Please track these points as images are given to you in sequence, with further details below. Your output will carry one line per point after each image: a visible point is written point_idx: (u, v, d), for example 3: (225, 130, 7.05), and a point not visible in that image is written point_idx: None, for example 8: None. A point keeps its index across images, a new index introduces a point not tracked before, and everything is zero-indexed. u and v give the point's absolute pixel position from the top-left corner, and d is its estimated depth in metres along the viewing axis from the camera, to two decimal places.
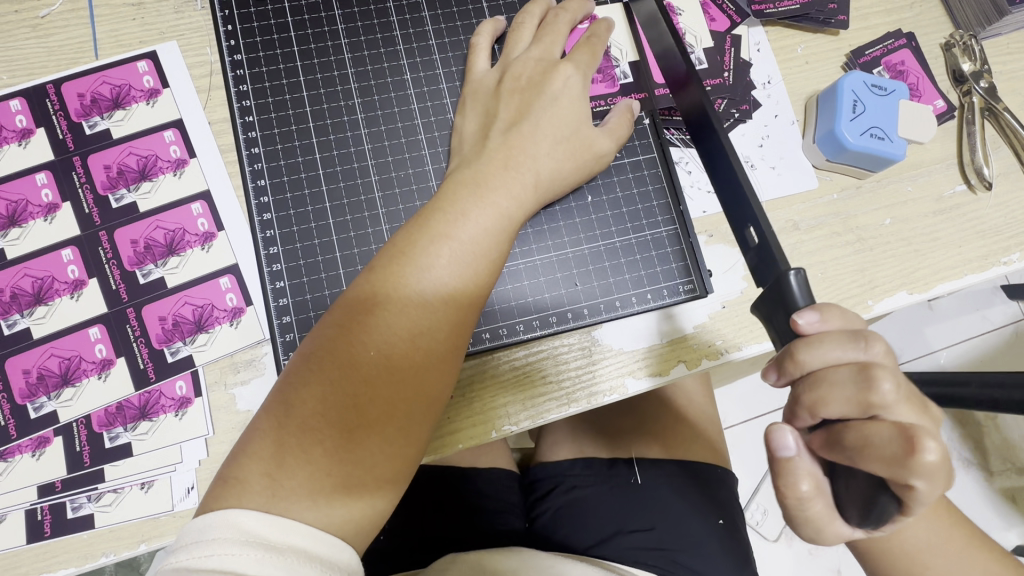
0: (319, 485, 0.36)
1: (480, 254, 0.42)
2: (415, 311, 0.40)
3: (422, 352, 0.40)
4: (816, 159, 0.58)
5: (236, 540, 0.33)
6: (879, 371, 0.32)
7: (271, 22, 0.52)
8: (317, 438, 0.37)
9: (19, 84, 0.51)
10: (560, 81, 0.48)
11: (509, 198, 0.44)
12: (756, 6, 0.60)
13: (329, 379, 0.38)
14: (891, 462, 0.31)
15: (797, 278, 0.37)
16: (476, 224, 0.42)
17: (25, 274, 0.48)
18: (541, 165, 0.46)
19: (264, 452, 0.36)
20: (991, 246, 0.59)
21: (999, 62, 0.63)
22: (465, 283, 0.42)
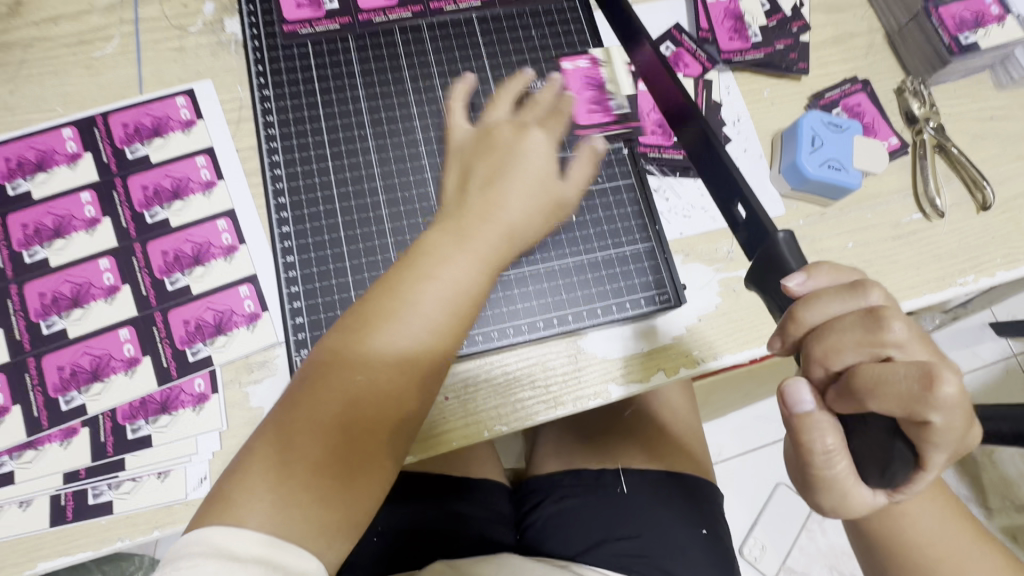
0: (307, 516, 0.37)
1: (465, 294, 0.43)
2: (399, 346, 0.41)
3: (401, 388, 0.41)
4: (783, 188, 0.64)
5: (208, 557, 0.34)
6: (888, 311, 0.30)
7: (295, 63, 0.59)
8: (302, 471, 0.38)
9: (72, 114, 0.58)
10: (528, 143, 0.48)
11: (490, 246, 0.45)
12: (725, 55, 0.68)
13: (317, 410, 0.39)
14: (909, 399, 0.28)
15: (786, 241, 0.38)
16: (460, 267, 0.43)
17: (66, 280, 0.53)
18: (515, 221, 0.46)
19: (248, 485, 0.37)
20: (948, 269, 0.64)
21: (948, 105, 0.70)
22: (452, 321, 0.43)
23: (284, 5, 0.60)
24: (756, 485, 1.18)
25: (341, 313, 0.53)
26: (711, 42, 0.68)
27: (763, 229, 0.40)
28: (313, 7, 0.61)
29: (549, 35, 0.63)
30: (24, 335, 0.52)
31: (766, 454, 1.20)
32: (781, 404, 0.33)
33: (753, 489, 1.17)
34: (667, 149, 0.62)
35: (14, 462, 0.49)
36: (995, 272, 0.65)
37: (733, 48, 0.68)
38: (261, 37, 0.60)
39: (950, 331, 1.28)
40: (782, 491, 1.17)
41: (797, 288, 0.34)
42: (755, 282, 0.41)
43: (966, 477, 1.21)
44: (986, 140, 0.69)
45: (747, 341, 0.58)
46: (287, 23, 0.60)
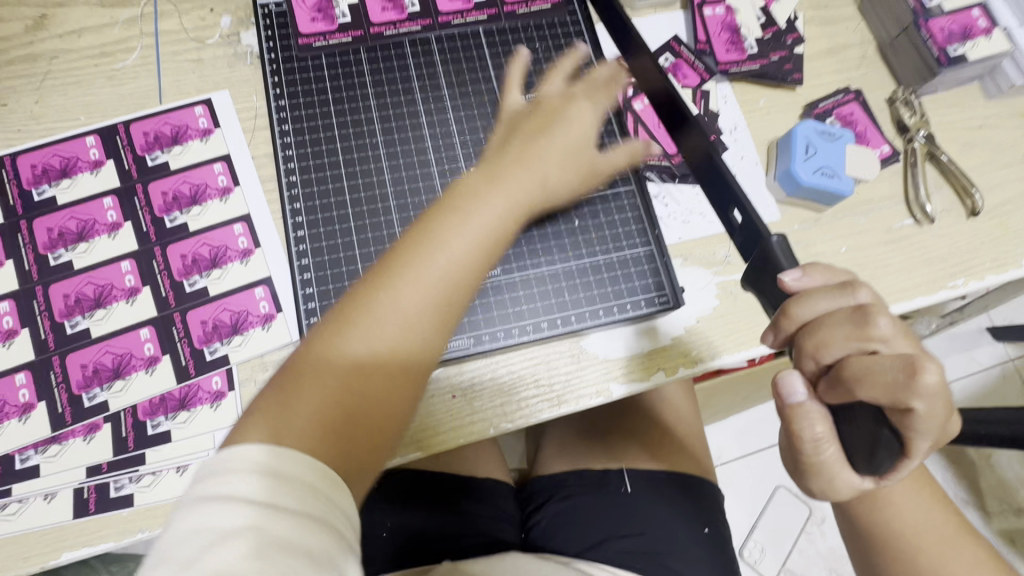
0: (337, 432, 0.39)
1: (490, 237, 0.45)
2: (432, 274, 0.43)
3: (423, 324, 0.43)
4: (778, 195, 0.66)
5: (246, 470, 0.34)
6: (875, 308, 0.32)
7: (309, 75, 0.62)
8: (321, 391, 0.39)
9: (94, 123, 0.60)
10: (575, 110, 0.54)
11: (522, 190, 0.48)
12: (722, 66, 0.70)
13: (348, 338, 0.41)
14: (892, 387, 0.30)
15: (779, 243, 0.39)
16: (492, 207, 0.46)
17: (89, 282, 0.56)
18: (552, 173, 0.50)
19: (278, 409, 0.38)
20: (939, 273, 0.66)
21: (938, 114, 0.73)
22: (478, 262, 0.45)
23: (299, 19, 0.63)
24: (756, 487, 1.19)
25: None
26: (709, 54, 0.71)
27: (759, 234, 0.42)
28: (326, 21, 0.63)
29: (554, 48, 0.66)
30: (48, 334, 0.54)
31: (765, 456, 1.21)
32: (774, 395, 0.35)
33: (753, 490, 1.19)
34: (665, 157, 0.65)
35: (40, 456, 0.51)
36: (984, 276, 0.67)
37: (729, 60, 0.70)
38: (276, 50, 0.62)
39: (947, 336, 1.30)
40: (781, 494, 1.19)
41: (792, 283, 0.37)
42: (750, 283, 0.43)
43: (963, 480, 1.23)
44: (975, 148, 0.72)
45: (743, 342, 0.60)
46: (302, 37, 0.63)
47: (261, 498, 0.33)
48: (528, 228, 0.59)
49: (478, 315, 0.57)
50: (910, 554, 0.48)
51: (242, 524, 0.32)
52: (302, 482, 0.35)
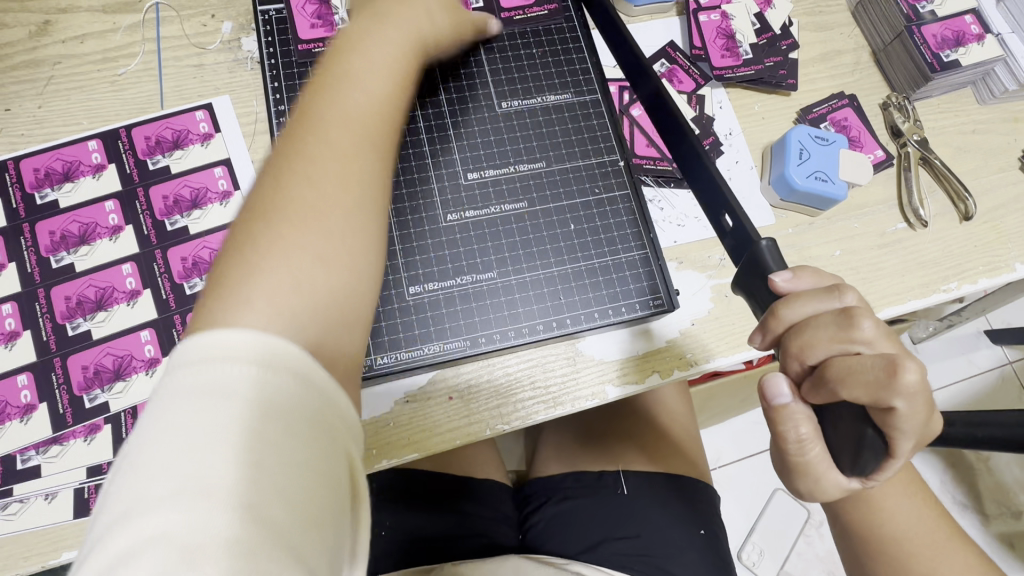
0: (322, 263, 0.37)
1: (393, 68, 0.48)
2: (342, 108, 0.43)
3: (357, 134, 0.43)
4: (772, 199, 0.67)
5: (224, 357, 0.31)
6: (859, 310, 0.32)
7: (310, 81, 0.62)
8: (284, 250, 0.37)
9: (97, 128, 0.61)
10: None
11: (398, 35, 0.50)
12: (717, 71, 0.71)
13: (292, 178, 0.39)
14: (874, 387, 0.30)
15: (769, 248, 0.40)
16: (387, 44, 0.48)
17: (90, 284, 0.56)
18: (429, 19, 0.54)
19: (243, 271, 0.35)
20: (932, 276, 0.67)
21: (931, 119, 0.73)
22: (388, 81, 0.47)
23: (299, 25, 0.64)
24: (754, 489, 1.20)
25: None
26: (704, 59, 0.72)
27: (750, 240, 0.43)
28: (327, 27, 0.64)
29: (549, 55, 0.66)
30: (50, 336, 0.55)
31: (763, 459, 1.22)
32: (761, 396, 0.35)
33: (750, 493, 1.19)
34: (659, 162, 0.66)
35: (40, 456, 0.52)
36: (977, 279, 0.67)
37: (724, 65, 0.71)
38: (277, 55, 0.63)
39: (945, 339, 1.31)
40: (778, 497, 1.19)
41: (784, 284, 0.37)
42: (741, 287, 0.43)
43: (961, 483, 1.23)
44: (968, 152, 0.72)
45: (737, 345, 0.61)
46: (302, 42, 0.63)
47: (250, 398, 0.30)
48: (521, 222, 0.60)
49: (474, 319, 0.57)
50: (904, 556, 0.49)
51: (227, 424, 0.29)
52: (295, 381, 0.32)
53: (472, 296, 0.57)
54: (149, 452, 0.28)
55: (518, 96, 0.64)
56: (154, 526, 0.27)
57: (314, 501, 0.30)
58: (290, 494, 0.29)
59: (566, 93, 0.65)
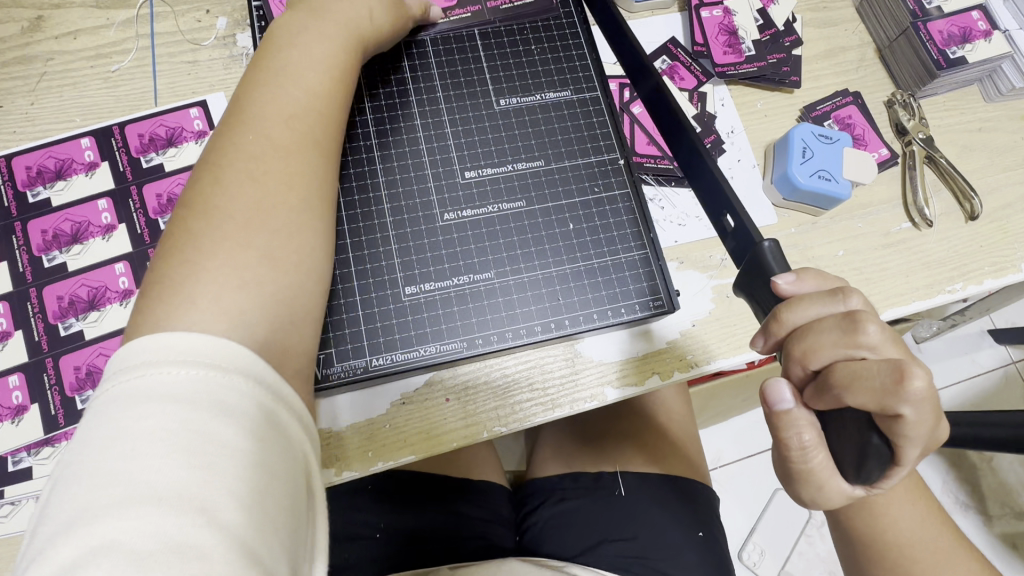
0: (272, 258, 0.41)
1: (331, 61, 0.49)
2: (282, 106, 0.45)
3: (298, 129, 0.45)
4: (775, 198, 0.66)
5: (171, 359, 0.33)
6: (865, 315, 0.31)
7: None
8: (226, 245, 0.39)
9: (90, 125, 0.60)
10: None
11: (337, 31, 0.51)
12: (720, 68, 0.70)
13: (233, 177, 0.42)
14: (880, 393, 0.29)
15: (771, 249, 0.39)
16: (322, 37, 0.50)
17: (83, 284, 0.55)
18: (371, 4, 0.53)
19: (189, 267, 0.38)
20: (938, 276, 0.66)
21: (937, 117, 0.72)
22: (328, 76, 0.48)
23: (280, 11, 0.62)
24: (754, 489, 1.19)
25: (348, 318, 0.54)
26: (706, 56, 0.70)
27: (751, 241, 0.42)
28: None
29: (548, 50, 0.65)
30: (42, 336, 0.54)
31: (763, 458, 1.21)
32: (762, 401, 0.35)
33: (751, 493, 1.19)
34: (660, 160, 0.65)
35: (32, 458, 0.51)
36: (983, 280, 0.66)
37: (726, 62, 0.70)
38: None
39: (948, 338, 1.30)
40: (779, 498, 1.19)
41: (786, 287, 0.36)
42: (742, 289, 0.42)
43: (963, 484, 1.22)
44: (974, 151, 0.71)
45: (738, 346, 0.60)
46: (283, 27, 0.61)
47: (191, 395, 0.32)
48: (520, 221, 0.59)
49: (471, 320, 0.56)
50: (907, 562, 0.48)
51: (169, 420, 0.31)
52: (243, 381, 0.34)
53: (469, 297, 0.56)
54: (97, 459, 0.30)
55: (517, 93, 0.63)
56: (103, 533, 0.28)
57: (267, 495, 0.32)
58: (243, 486, 0.31)
59: (566, 91, 0.64)
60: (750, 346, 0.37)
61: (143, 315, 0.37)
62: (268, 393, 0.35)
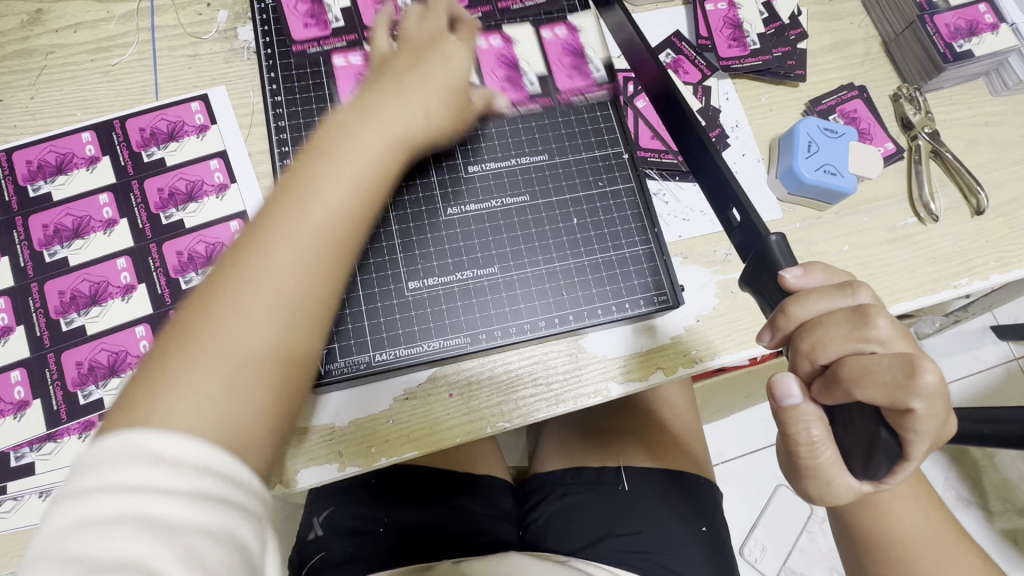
0: (246, 395, 0.35)
1: (378, 173, 0.42)
2: (314, 217, 0.38)
3: (315, 259, 0.38)
4: (779, 192, 0.66)
5: (134, 456, 0.30)
6: (874, 309, 0.31)
7: (306, 71, 0.61)
8: (204, 373, 0.34)
9: (91, 119, 0.60)
10: (449, 46, 0.50)
11: (403, 122, 0.44)
12: (724, 62, 0.69)
13: (236, 291, 0.36)
14: (891, 387, 0.29)
15: (778, 243, 0.38)
16: (372, 141, 0.42)
17: (84, 279, 0.55)
18: (431, 106, 0.47)
19: (169, 375, 0.34)
20: (943, 272, 0.65)
21: (943, 111, 0.72)
22: (364, 193, 0.41)
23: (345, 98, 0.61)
24: (756, 485, 1.19)
25: (348, 309, 0.54)
26: (710, 50, 0.70)
27: (757, 235, 0.41)
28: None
29: (551, 42, 0.65)
30: (44, 331, 0.54)
31: (765, 455, 1.21)
32: (769, 396, 0.34)
33: (753, 489, 1.19)
34: (664, 154, 0.64)
35: (34, 454, 0.51)
36: (989, 275, 0.66)
37: (731, 56, 0.69)
38: (274, 54, 0.61)
39: (951, 335, 1.29)
40: (781, 493, 1.18)
41: (793, 281, 0.36)
42: (748, 285, 0.41)
43: (965, 480, 1.22)
44: (981, 145, 0.71)
45: (743, 341, 0.60)
46: (296, 44, 0.61)
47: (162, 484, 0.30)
48: (523, 219, 0.59)
49: (474, 315, 0.56)
50: (913, 558, 0.48)
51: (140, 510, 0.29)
52: (215, 472, 0.31)
53: (472, 292, 0.56)
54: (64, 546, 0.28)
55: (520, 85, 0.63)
56: None
57: None
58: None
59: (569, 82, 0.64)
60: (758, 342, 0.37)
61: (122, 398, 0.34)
62: (229, 482, 0.32)
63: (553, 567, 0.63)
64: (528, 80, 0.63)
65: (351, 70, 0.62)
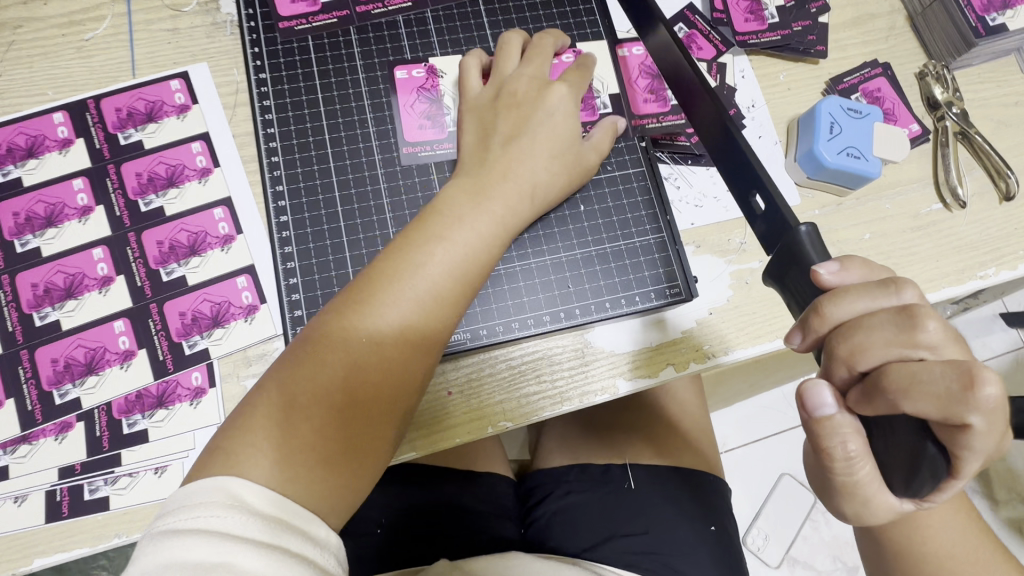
0: (327, 461, 0.40)
1: (475, 258, 0.47)
2: (421, 292, 0.44)
3: (408, 345, 0.44)
4: (799, 177, 0.62)
5: (223, 503, 0.36)
6: (922, 310, 0.28)
7: (293, 46, 0.57)
8: (311, 426, 0.40)
9: (63, 99, 0.56)
10: (554, 99, 0.53)
11: (503, 206, 0.49)
12: (740, 37, 0.65)
13: (325, 367, 0.41)
14: (945, 400, 0.26)
15: (809, 234, 0.35)
16: (470, 230, 0.47)
17: (58, 270, 0.52)
18: (537, 176, 0.51)
19: (262, 423, 0.40)
20: (968, 261, 0.62)
21: (971, 89, 0.67)
22: (454, 281, 0.45)
23: (405, 125, 0.56)
24: (761, 475, 1.16)
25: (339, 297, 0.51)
26: (726, 24, 0.66)
27: (785, 223, 0.38)
28: (437, 129, 0.56)
29: (557, 17, 0.62)
30: (16, 327, 0.50)
31: (769, 445, 1.19)
32: (800, 406, 0.31)
33: (757, 480, 1.16)
34: (676, 137, 0.61)
35: (8, 456, 0.48)
36: (1017, 264, 0.62)
37: (748, 30, 0.65)
38: (258, 30, 0.58)
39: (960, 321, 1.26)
40: (785, 482, 1.16)
41: (829, 278, 0.32)
42: (774, 279, 0.38)
43: None
44: (1010, 126, 0.66)
45: (759, 336, 0.56)
46: (283, 21, 0.58)
47: (244, 533, 0.34)
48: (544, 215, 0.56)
49: (476, 309, 0.53)
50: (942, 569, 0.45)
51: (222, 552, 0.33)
52: (289, 524, 0.37)
53: None
54: None
55: None
56: None
57: None
58: None
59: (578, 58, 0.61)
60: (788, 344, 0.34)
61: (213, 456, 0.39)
62: (300, 534, 0.37)
63: (557, 565, 0.61)
64: (601, 102, 0.60)
65: (413, 85, 0.57)
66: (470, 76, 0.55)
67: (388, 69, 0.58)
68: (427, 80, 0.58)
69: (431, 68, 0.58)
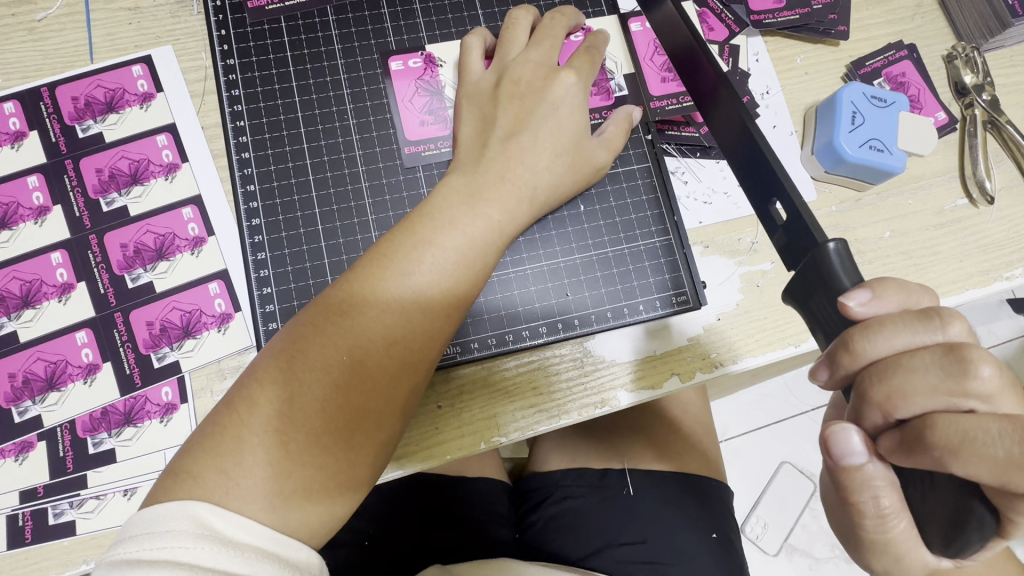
0: (308, 492, 0.36)
1: (467, 268, 0.42)
2: (407, 302, 0.40)
3: (395, 360, 0.39)
4: (816, 171, 0.57)
5: (191, 532, 0.32)
6: (975, 353, 0.25)
7: (264, 28, 0.52)
8: (284, 455, 0.36)
9: (14, 87, 0.51)
10: (561, 89, 0.48)
11: (499, 210, 0.44)
12: (756, 16, 0.59)
13: (299, 385, 0.37)
14: (1003, 466, 0.24)
15: (837, 251, 0.31)
16: (464, 234, 0.42)
17: (14, 276, 0.48)
18: (538, 177, 0.46)
19: (232, 446, 0.35)
20: (993, 261, 0.58)
21: (1001, 74, 0.62)
22: (445, 290, 0.41)
23: (406, 121, 0.52)
24: (761, 464, 1.05)
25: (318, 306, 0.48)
26: (739, 2, 0.60)
27: (810, 236, 0.34)
28: (439, 125, 0.52)
29: None
30: None
31: (772, 433, 1.07)
32: (825, 453, 0.29)
33: (760, 469, 1.05)
34: (685, 126, 0.57)
35: None
36: None
37: (763, 8, 0.59)
38: (225, 10, 0.52)
39: None
40: (785, 471, 1.05)
41: (858, 310, 0.29)
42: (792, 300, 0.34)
43: None
44: None
45: (770, 343, 0.52)
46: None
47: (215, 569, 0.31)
48: (540, 218, 0.52)
49: (467, 319, 0.50)
50: None
51: None
52: (265, 551, 0.33)
53: None
54: None
55: None
56: None
57: None
58: None
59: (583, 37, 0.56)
60: (812, 378, 0.31)
61: (178, 479, 0.35)
62: (280, 560, 0.34)
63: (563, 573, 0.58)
64: (617, 85, 0.55)
65: (411, 76, 0.53)
66: (471, 56, 0.50)
67: (376, 60, 0.53)
68: (424, 73, 0.53)
69: (428, 57, 0.53)
